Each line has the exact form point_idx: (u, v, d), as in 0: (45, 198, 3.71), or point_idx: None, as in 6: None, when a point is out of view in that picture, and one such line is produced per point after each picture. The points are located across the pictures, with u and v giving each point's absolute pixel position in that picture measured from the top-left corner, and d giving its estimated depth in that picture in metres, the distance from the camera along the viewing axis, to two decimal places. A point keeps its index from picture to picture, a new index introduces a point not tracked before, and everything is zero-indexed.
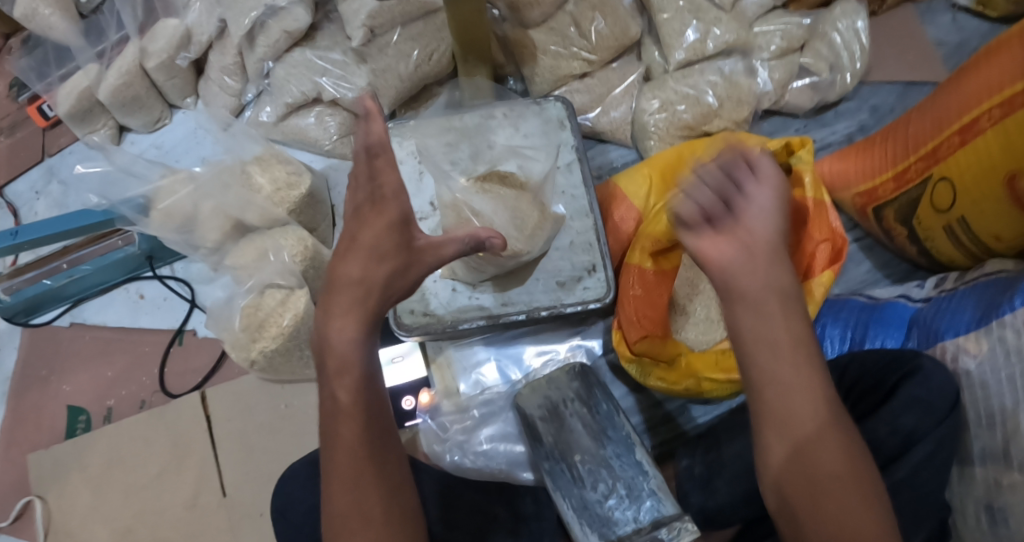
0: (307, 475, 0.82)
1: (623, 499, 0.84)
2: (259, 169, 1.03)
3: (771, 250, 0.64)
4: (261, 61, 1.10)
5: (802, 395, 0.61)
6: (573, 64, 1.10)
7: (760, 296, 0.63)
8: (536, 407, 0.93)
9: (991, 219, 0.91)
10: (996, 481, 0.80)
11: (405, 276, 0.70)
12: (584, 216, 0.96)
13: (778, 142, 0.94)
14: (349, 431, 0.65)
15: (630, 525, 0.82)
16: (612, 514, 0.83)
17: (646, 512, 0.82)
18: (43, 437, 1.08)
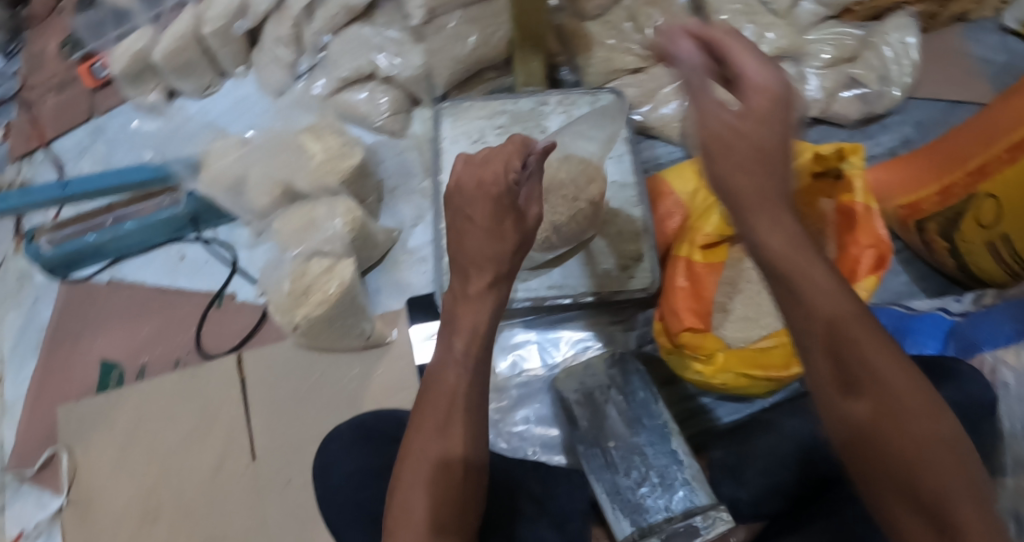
0: (352, 438, 0.83)
1: (655, 488, 0.84)
2: (313, 137, 1.02)
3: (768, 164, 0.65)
4: (318, 34, 1.12)
5: (870, 369, 0.56)
6: (626, 58, 1.11)
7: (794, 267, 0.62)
8: (573, 392, 0.93)
9: None
10: None
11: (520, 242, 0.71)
12: (633, 207, 0.97)
13: (832, 147, 0.92)
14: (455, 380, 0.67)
15: (661, 514, 0.82)
16: (643, 501, 0.83)
17: (678, 501, 0.82)
18: (73, 390, 1.09)
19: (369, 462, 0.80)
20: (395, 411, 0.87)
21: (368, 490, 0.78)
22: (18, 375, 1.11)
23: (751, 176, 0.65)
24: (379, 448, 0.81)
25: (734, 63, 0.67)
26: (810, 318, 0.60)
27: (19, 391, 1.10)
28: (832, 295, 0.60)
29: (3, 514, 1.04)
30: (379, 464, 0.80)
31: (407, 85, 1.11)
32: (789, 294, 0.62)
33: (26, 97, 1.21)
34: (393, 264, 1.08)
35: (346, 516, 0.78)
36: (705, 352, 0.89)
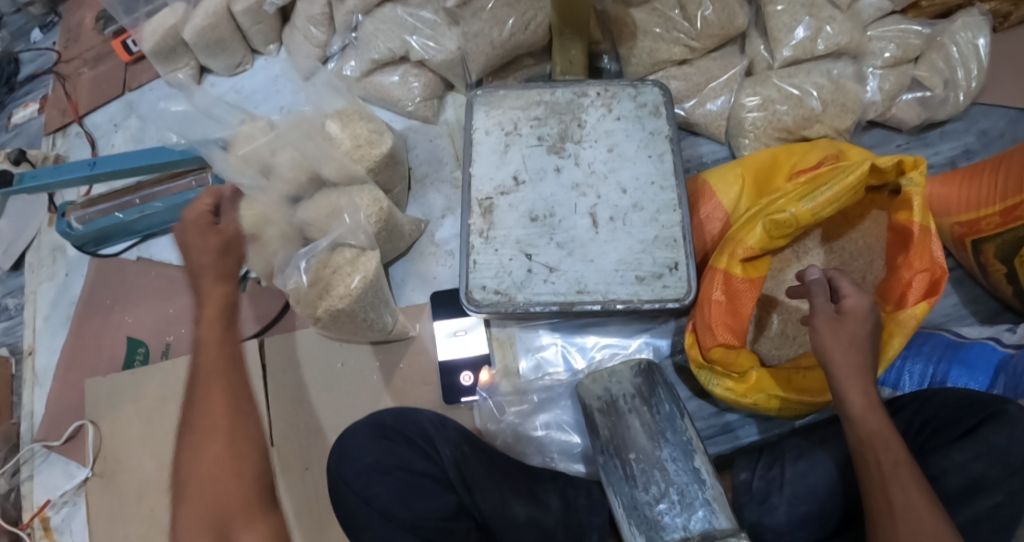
0: (365, 434, 0.79)
1: (675, 505, 0.81)
2: (339, 124, 1.01)
3: (855, 330, 0.74)
4: (351, 13, 1.07)
5: (894, 485, 0.69)
6: (672, 50, 1.03)
7: (846, 376, 0.74)
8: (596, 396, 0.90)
9: None
10: None
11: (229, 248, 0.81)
12: (672, 211, 0.91)
13: (892, 160, 0.85)
14: (217, 398, 0.74)
15: (679, 533, 0.80)
16: (661, 518, 0.81)
17: (697, 521, 0.80)
18: (101, 364, 1.08)
19: (383, 460, 0.77)
20: (417, 409, 0.83)
21: (388, 476, 0.76)
22: (48, 345, 1.11)
23: (832, 329, 0.74)
24: (393, 450, 0.78)
25: (836, 285, 0.77)
26: (859, 422, 0.72)
27: (51, 362, 1.10)
28: (869, 411, 0.72)
29: (31, 481, 1.05)
30: (393, 463, 0.77)
31: (442, 69, 1.07)
32: (836, 394, 0.74)
33: (62, 71, 1.18)
34: (420, 255, 1.04)
35: (361, 512, 0.75)
36: (738, 370, 0.87)
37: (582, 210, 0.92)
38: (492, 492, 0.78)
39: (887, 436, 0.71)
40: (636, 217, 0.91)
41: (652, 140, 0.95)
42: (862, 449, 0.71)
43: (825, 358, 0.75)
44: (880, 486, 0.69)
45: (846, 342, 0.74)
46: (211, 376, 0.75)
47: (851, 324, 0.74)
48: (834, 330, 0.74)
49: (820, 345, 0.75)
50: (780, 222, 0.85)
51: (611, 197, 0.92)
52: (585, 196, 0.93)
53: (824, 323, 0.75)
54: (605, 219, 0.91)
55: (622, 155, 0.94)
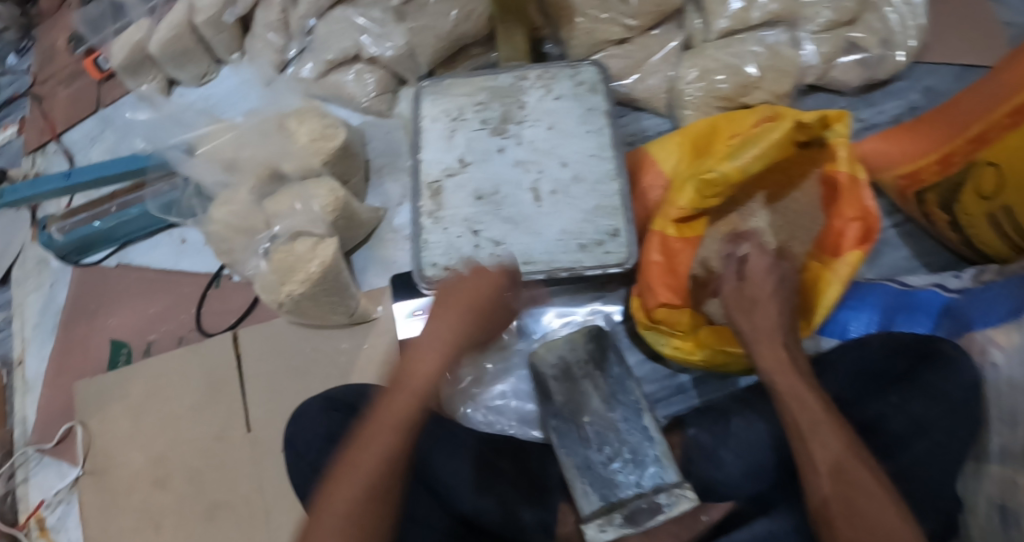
0: (316, 409, 0.82)
1: (627, 464, 0.85)
2: (296, 120, 1.04)
3: (759, 285, 0.81)
4: (304, 17, 1.13)
5: (798, 406, 0.71)
6: (611, 30, 1.07)
7: (755, 326, 0.79)
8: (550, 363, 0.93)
9: None
10: (1012, 480, 0.81)
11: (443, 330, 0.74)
12: (610, 181, 0.95)
13: (816, 115, 0.89)
14: (381, 446, 0.67)
15: (632, 489, 0.83)
16: (615, 477, 0.84)
17: (649, 478, 0.83)
18: (88, 366, 1.13)
19: (336, 431, 0.79)
20: (368, 385, 0.86)
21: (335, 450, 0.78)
22: (38, 353, 1.16)
23: (744, 289, 0.82)
24: (349, 419, 0.80)
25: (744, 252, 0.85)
26: (763, 361, 0.76)
27: (41, 369, 1.15)
28: (776, 351, 0.76)
29: (26, 484, 1.10)
30: (349, 433, 0.79)
31: (393, 64, 1.11)
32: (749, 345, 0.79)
33: (38, 91, 1.26)
34: (380, 243, 1.08)
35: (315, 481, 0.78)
36: (683, 328, 0.89)
37: (525, 186, 0.96)
38: (444, 460, 0.82)
39: (793, 368, 0.75)
40: (578, 188, 0.95)
41: (591, 116, 0.98)
42: (785, 405, 0.72)
43: (739, 319, 0.81)
44: (790, 414, 0.72)
45: (750, 297, 0.81)
46: (396, 427, 0.68)
47: (753, 282, 0.81)
48: (743, 292, 0.81)
49: (734, 308, 0.82)
50: (710, 181, 0.87)
51: (552, 171, 0.96)
52: (528, 172, 0.96)
53: (732, 288, 0.82)
54: (547, 192, 0.95)
55: (562, 131, 0.98)
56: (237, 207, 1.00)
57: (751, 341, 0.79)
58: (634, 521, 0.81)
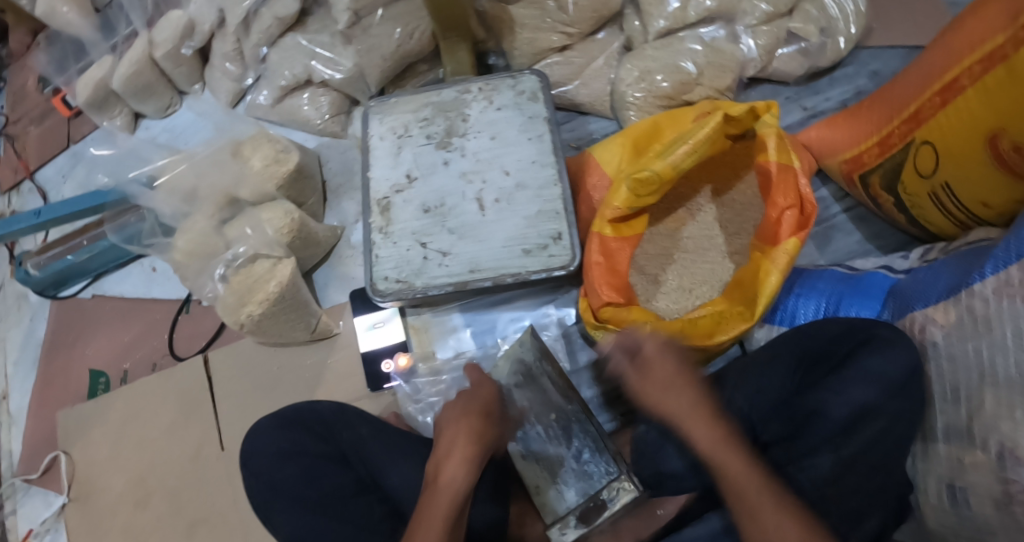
0: (268, 425, 0.86)
1: (595, 455, 0.87)
2: (250, 147, 1.07)
3: (665, 366, 0.78)
4: (256, 46, 1.15)
5: (750, 502, 0.70)
6: (552, 38, 1.09)
7: (677, 411, 0.76)
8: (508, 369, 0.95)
9: (980, 186, 0.90)
10: (959, 459, 0.79)
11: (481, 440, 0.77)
12: (552, 186, 0.97)
13: (745, 107, 0.92)
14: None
15: (602, 480, 0.85)
16: (587, 468, 0.87)
17: (611, 466, 0.85)
18: (68, 396, 1.16)
19: (285, 447, 0.83)
20: (316, 401, 0.88)
21: (292, 460, 0.83)
22: (21, 387, 1.20)
23: (648, 369, 0.78)
24: (295, 435, 0.84)
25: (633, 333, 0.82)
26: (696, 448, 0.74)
27: (24, 401, 1.19)
28: (703, 437, 0.74)
29: (14, 515, 1.13)
30: (294, 449, 0.83)
31: (344, 86, 1.14)
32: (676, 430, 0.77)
33: (11, 131, 1.31)
34: (339, 260, 1.11)
35: (269, 501, 0.81)
36: None
37: (470, 196, 0.98)
38: (389, 469, 0.82)
39: (734, 453, 0.73)
40: (521, 195, 0.97)
41: (532, 124, 1.01)
42: (739, 504, 0.71)
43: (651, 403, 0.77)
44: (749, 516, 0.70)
45: (659, 379, 0.77)
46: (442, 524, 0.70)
47: (658, 360, 0.78)
48: (649, 374, 0.78)
49: (642, 392, 0.78)
50: (643, 180, 0.89)
51: (495, 181, 0.98)
52: (472, 183, 0.99)
53: (637, 372, 0.79)
54: (491, 201, 0.97)
55: (504, 141, 1.00)
56: (198, 233, 1.02)
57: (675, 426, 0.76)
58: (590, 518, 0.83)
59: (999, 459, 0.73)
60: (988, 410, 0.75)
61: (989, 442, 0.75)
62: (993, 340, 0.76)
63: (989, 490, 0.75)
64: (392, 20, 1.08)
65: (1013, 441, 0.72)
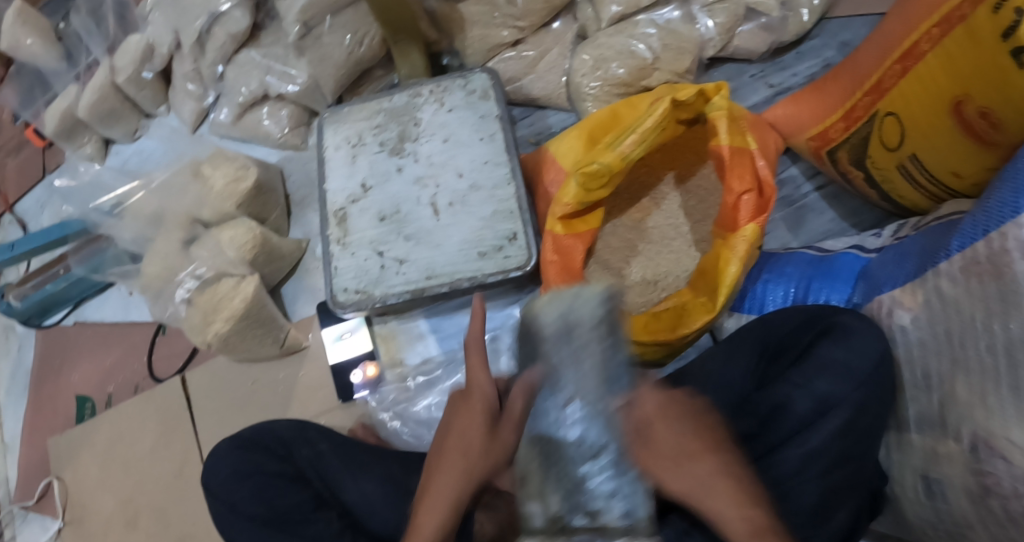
0: (228, 448, 0.88)
1: (608, 468, 0.62)
2: (210, 167, 1.06)
3: (673, 425, 0.63)
4: (213, 65, 1.15)
5: None
6: (502, 33, 1.07)
7: (687, 491, 0.60)
8: (552, 319, 0.68)
9: (949, 155, 0.86)
10: (933, 449, 0.74)
11: (472, 456, 0.69)
12: (506, 185, 0.95)
13: (693, 90, 0.89)
14: None
15: (602, 505, 0.61)
16: (586, 479, 0.62)
17: (619, 513, 0.61)
18: (58, 423, 1.18)
19: (241, 468, 0.85)
20: (275, 422, 0.91)
21: (250, 477, 0.84)
22: (14, 416, 1.22)
23: (659, 419, 0.63)
24: (252, 458, 0.86)
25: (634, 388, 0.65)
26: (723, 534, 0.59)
27: (17, 429, 1.21)
28: (723, 517, 0.59)
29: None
30: (251, 469, 0.84)
31: (301, 98, 1.13)
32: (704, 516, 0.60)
33: None
34: (306, 272, 1.11)
35: (228, 522, 0.82)
36: None
37: (424, 201, 0.97)
38: (348, 483, 0.85)
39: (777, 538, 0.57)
40: (475, 197, 0.95)
41: (484, 123, 0.99)
42: None
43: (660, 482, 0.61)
44: None
45: (672, 445, 0.62)
46: None
47: (667, 409, 0.63)
48: (659, 432, 0.62)
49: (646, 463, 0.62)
50: (592, 173, 0.87)
51: (449, 184, 0.97)
52: (426, 188, 0.97)
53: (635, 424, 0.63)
54: (445, 205, 0.96)
55: (457, 143, 0.99)
56: (166, 255, 1.02)
57: (696, 502, 0.60)
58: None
59: (972, 450, 0.69)
60: (961, 399, 0.70)
61: (962, 432, 0.70)
62: (963, 324, 0.71)
63: (964, 482, 0.70)
64: (342, 28, 1.07)
65: (986, 431, 0.67)
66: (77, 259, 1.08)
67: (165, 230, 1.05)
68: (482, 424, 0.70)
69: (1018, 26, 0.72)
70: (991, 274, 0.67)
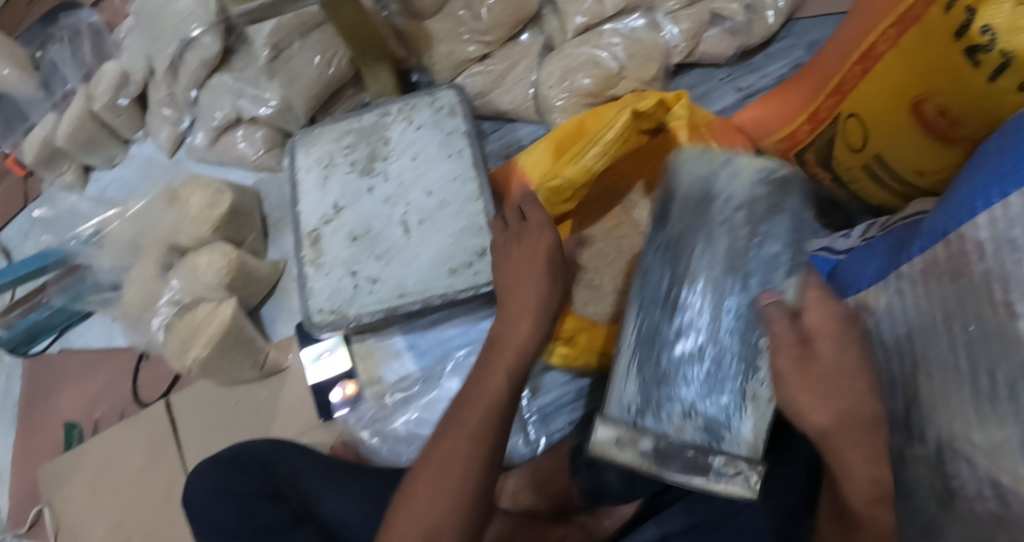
0: (206, 467, 0.88)
1: (707, 377, 0.72)
2: (186, 192, 1.06)
3: (843, 359, 0.64)
4: (186, 90, 1.16)
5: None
6: (468, 49, 1.08)
7: (822, 430, 0.63)
8: (691, 179, 0.74)
9: (910, 154, 0.85)
10: (900, 453, 0.72)
11: (553, 281, 0.81)
12: (473, 201, 0.96)
13: (654, 99, 0.90)
14: (482, 405, 0.72)
15: (695, 400, 0.72)
16: (688, 376, 0.72)
17: (717, 405, 0.71)
18: (47, 449, 1.19)
19: (218, 488, 0.85)
20: (251, 442, 0.92)
21: (227, 496, 0.84)
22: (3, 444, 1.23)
23: (834, 346, 0.64)
24: (231, 477, 0.86)
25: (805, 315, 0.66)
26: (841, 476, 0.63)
27: (7, 457, 1.22)
28: (857, 462, 0.62)
29: None
30: (228, 488, 0.85)
31: (273, 121, 1.14)
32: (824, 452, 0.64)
33: None
34: (283, 293, 1.12)
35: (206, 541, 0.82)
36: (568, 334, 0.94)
37: (395, 220, 0.97)
38: (325, 500, 0.87)
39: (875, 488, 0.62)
40: (443, 214, 0.96)
41: (452, 140, 1.00)
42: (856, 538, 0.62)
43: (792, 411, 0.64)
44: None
45: (824, 381, 0.63)
46: (499, 383, 0.73)
47: (844, 332, 0.65)
48: (824, 356, 0.64)
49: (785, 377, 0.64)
50: (557, 189, 0.90)
51: (418, 202, 0.98)
52: (397, 207, 0.98)
53: (826, 333, 0.65)
54: (414, 223, 0.97)
55: (424, 160, 1.00)
56: (146, 283, 1.04)
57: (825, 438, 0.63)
58: (675, 448, 0.70)
59: (938, 454, 0.67)
60: (925, 402, 0.69)
61: (928, 435, 0.68)
62: (924, 325, 0.69)
63: (932, 485, 0.68)
64: (310, 50, 1.08)
65: (951, 433, 0.66)
66: (55, 292, 1.09)
67: (144, 257, 1.06)
68: (522, 251, 0.82)
69: (970, 24, 0.72)
70: (951, 274, 0.66)
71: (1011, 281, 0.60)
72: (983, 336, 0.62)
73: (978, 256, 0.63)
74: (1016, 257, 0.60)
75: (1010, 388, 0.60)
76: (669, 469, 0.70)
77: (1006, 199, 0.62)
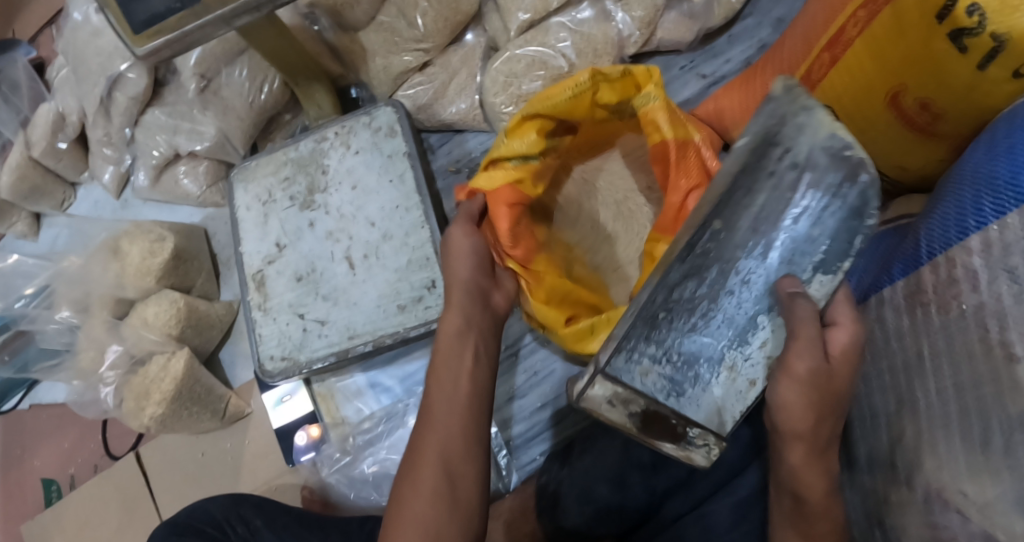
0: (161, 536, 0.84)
1: (730, 342, 0.65)
2: (127, 242, 1.01)
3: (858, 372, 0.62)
4: (120, 129, 1.09)
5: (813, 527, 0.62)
6: (405, 58, 1.00)
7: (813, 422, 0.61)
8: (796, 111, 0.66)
9: (892, 148, 0.77)
10: (885, 495, 0.64)
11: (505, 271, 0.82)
12: (420, 229, 0.91)
13: (618, 70, 0.83)
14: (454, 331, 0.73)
15: (712, 351, 0.64)
16: (698, 341, 0.64)
17: (712, 379, 0.64)
18: (28, 508, 1.17)
19: None
20: (208, 499, 0.88)
21: None
22: None
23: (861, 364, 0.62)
24: None
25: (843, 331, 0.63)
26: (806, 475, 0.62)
27: None
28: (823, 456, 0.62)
29: None
30: None
31: (212, 155, 1.08)
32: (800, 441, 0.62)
33: None
34: (239, 335, 1.09)
35: None
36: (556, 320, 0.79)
37: (338, 256, 0.92)
38: None
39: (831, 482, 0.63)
40: (387, 247, 0.91)
41: (394, 165, 0.94)
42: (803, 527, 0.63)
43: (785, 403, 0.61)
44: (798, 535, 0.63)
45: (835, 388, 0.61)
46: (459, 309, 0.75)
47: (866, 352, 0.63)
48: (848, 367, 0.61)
49: (820, 368, 0.60)
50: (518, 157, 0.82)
51: (362, 234, 0.92)
52: (339, 241, 0.93)
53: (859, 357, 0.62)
54: (360, 258, 0.92)
55: (365, 189, 0.94)
56: (96, 342, 1.01)
57: (815, 431, 0.61)
58: (661, 414, 0.63)
59: (926, 500, 0.59)
60: (909, 443, 0.61)
61: (913, 479, 0.60)
62: (906, 359, 0.63)
63: (918, 535, 0.60)
64: (240, 78, 1.01)
65: (938, 481, 0.58)
66: (5, 358, 1.05)
67: (94, 316, 1.02)
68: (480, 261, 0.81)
69: (953, 4, 0.62)
70: (937, 305, 0.60)
71: (1008, 319, 0.53)
72: (973, 382, 0.56)
73: (970, 286, 0.57)
74: (1015, 289, 0.53)
75: (1007, 437, 0.53)
76: (654, 435, 0.63)
77: (1002, 220, 0.56)
